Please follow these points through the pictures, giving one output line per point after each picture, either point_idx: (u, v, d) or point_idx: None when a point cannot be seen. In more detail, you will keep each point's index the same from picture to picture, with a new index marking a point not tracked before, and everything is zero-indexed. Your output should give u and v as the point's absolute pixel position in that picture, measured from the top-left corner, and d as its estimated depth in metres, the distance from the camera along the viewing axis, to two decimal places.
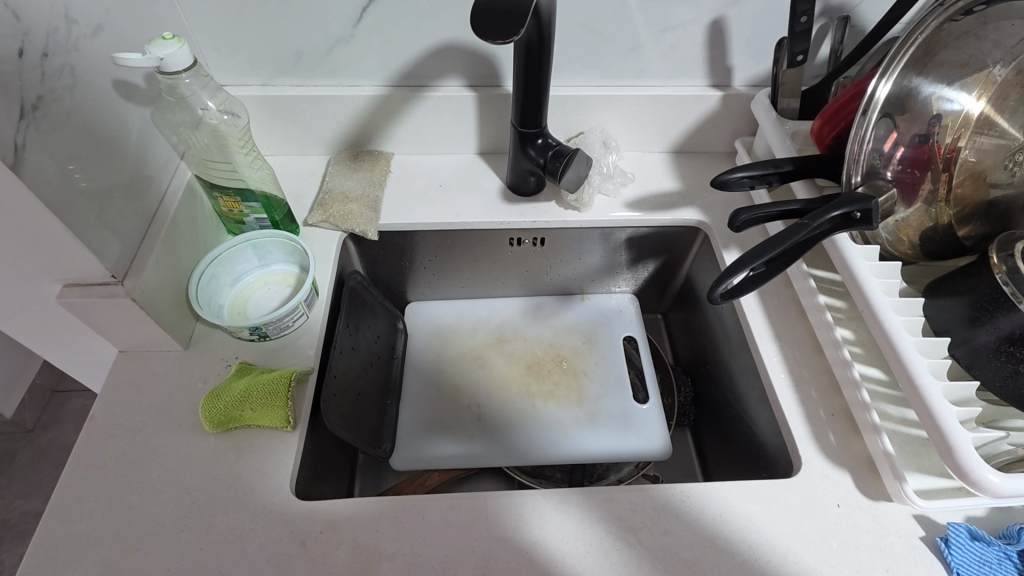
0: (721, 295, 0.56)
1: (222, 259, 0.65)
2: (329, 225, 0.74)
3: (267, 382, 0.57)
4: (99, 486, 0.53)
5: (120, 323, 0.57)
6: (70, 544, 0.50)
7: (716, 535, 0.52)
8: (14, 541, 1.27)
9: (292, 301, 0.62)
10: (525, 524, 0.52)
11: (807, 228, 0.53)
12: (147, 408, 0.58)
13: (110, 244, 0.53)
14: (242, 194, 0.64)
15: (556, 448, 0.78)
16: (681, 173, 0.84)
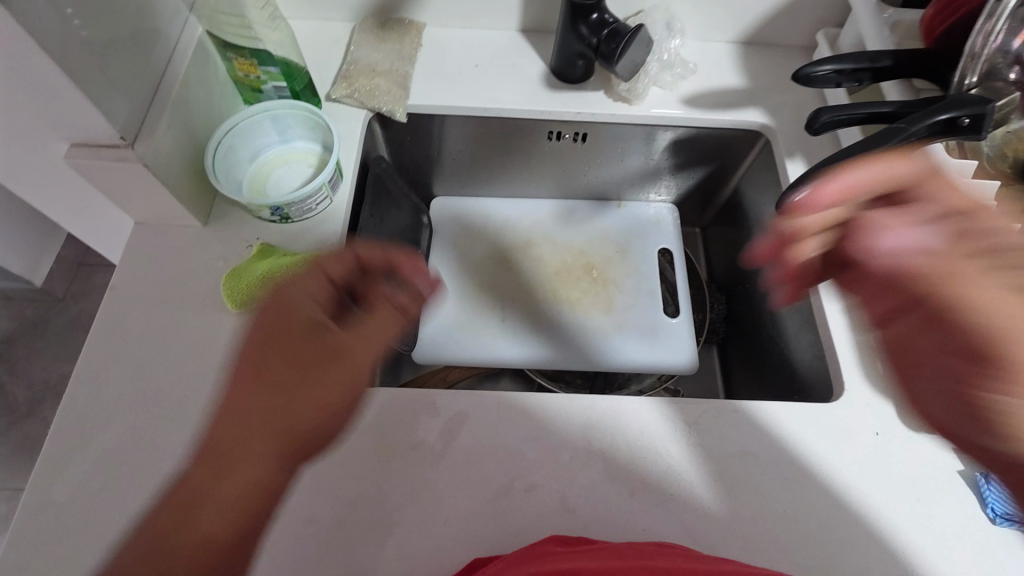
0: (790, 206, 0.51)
1: (240, 131, 0.60)
2: (355, 101, 0.67)
3: (291, 264, 0.54)
4: (124, 356, 0.53)
5: (133, 190, 0.53)
6: (100, 409, 0.50)
7: (745, 453, 0.51)
8: (54, 401, 1.35)
9: (317, 181, 0.57)
10: (553, 427, 0.51)
11: (907, 134, 0.46)
12: (168, 283, 0.56)
13: (117, 102, 0.48)
14: (258, 56, 0.57)
15: (579, 355, 0.77)
16: (749, 67, 0.74)
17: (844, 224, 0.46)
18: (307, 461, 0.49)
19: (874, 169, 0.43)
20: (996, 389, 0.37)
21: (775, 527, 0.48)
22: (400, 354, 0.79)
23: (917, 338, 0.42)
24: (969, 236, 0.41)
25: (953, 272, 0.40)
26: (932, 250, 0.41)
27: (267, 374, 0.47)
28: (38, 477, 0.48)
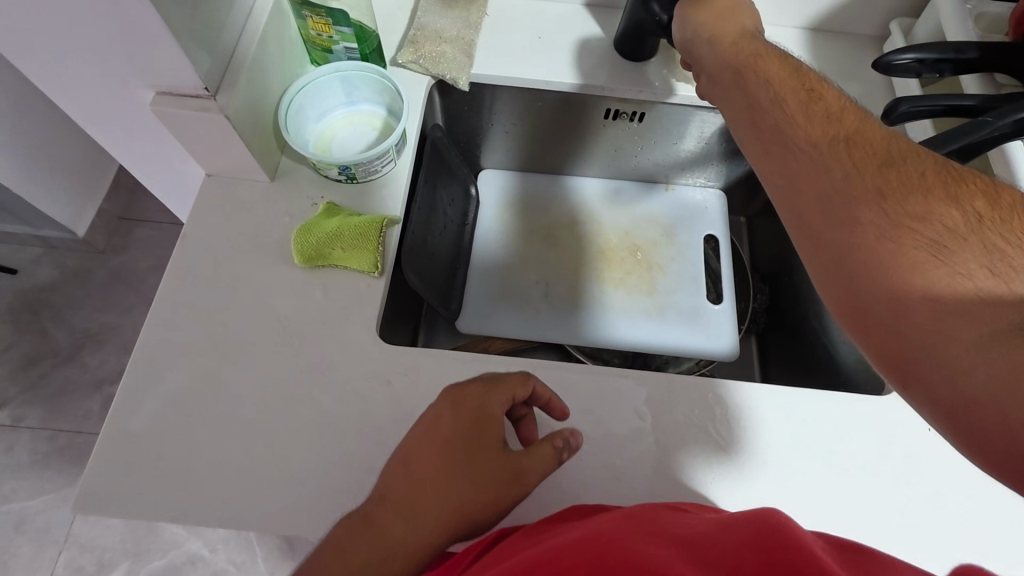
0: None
1: (311, 91, 0.61)
2: (419, 67, 0.68)
3: (358, 224, 0.55)
4: (194, 302, 0.55)
5: (209, 141, 0.55)
6: (171, 350, 0.52)
7: (792, 439, 0.53)
8: (94, 348, 1.39)
9: (385, 144, 0.58)
10: (604, 400, 0.54)
11: (992, 128, 0.46)
12: (236, 235, 0.58)
13: (203, 52, 0.49)
14: (333, 16, 0.58)
15: (620, 335, 0.77)
16: (817, 54, 0.73)
17: (724, 77, 0.48)
18: (366, 414, 0.51)
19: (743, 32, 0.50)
20: (917, 212, 0.35)
21: (814, 510, 0.50)
22: (443, 322, 0.80)
23: (797, 188, 0.40)
24: (848, 107, 0.42)
25: (800, 126, 0.41)
26: (780, 97, 0.43)
27: (435, 479, 0.41)
28: (114, 410, 0.50)
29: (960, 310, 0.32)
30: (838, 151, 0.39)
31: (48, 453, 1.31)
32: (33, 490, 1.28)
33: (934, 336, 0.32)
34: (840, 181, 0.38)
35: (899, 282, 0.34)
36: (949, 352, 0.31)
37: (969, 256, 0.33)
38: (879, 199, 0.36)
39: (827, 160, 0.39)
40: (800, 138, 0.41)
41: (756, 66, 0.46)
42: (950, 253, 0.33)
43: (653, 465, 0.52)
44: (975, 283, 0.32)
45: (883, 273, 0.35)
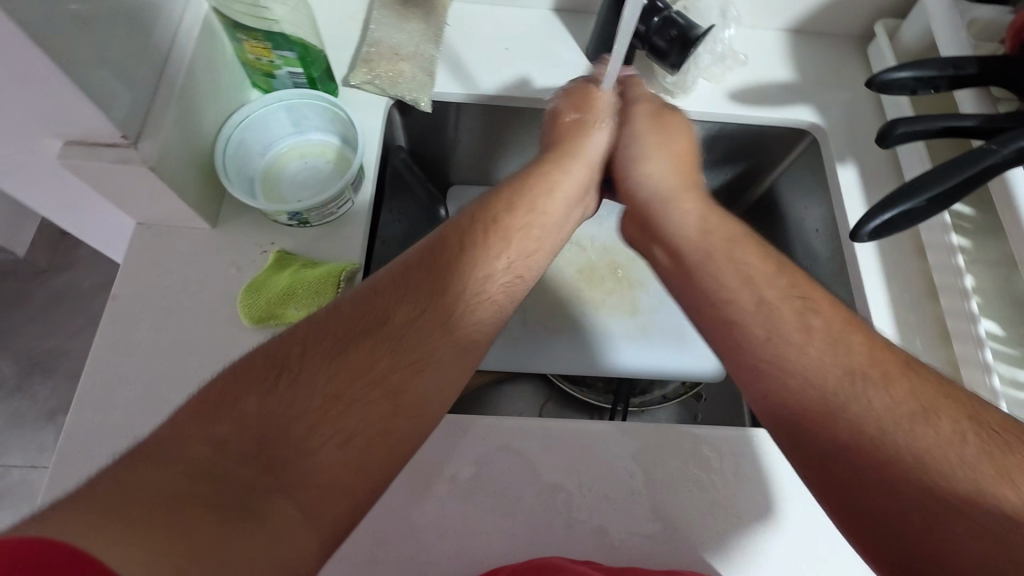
0: (865, 233, 0.51)
1: (252, 124, 0.54)
2: (376, 88, 0.61)
3: (314, 280, 0.50)
4: (133, 373, 0.48)
5: (136, 191, 0.48)
6: (108, 434, 0.46)
7: (791, 485, 0.50)
8: (43, 376, 1.21)
9: (340, 184, 0.52)
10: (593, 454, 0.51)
11: (978, 167, 0.46)
12: (177, 293, 0.51)
13: (116, 95, 0.42)
14: (272, 39, 0.51)
15: (602, 361, 0.74)
16: (799, 58, 0.69)
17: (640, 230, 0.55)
18: None
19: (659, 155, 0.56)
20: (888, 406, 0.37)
21: (814, 560, 0.48)
22: None
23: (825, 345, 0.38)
24: (851, 327, 0.41)
25: (707, 250, 0.48)
26: (780, 313, 0.42)
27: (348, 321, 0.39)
28: None
29: (923, 470, 0.34)
30: (794, 327, 0.41)
31: (0, 492, 1.13)
32: None
33: (885, 497, 0.34)
34: (820, 392, 0.38)
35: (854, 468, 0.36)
36: (900, 505, 0.34)
37: (936, 438, 0.35)
38: (883, 452, 0.35)
39: (719, 268, 0.46)
40: (722, 275, 0.46)
41: (669, 233, 0.51)
42: (898, 400, 0.37)
43: (651, 523, 0.49)
44: (943, 472, 0.34)
45: (847, 446, 0.36)
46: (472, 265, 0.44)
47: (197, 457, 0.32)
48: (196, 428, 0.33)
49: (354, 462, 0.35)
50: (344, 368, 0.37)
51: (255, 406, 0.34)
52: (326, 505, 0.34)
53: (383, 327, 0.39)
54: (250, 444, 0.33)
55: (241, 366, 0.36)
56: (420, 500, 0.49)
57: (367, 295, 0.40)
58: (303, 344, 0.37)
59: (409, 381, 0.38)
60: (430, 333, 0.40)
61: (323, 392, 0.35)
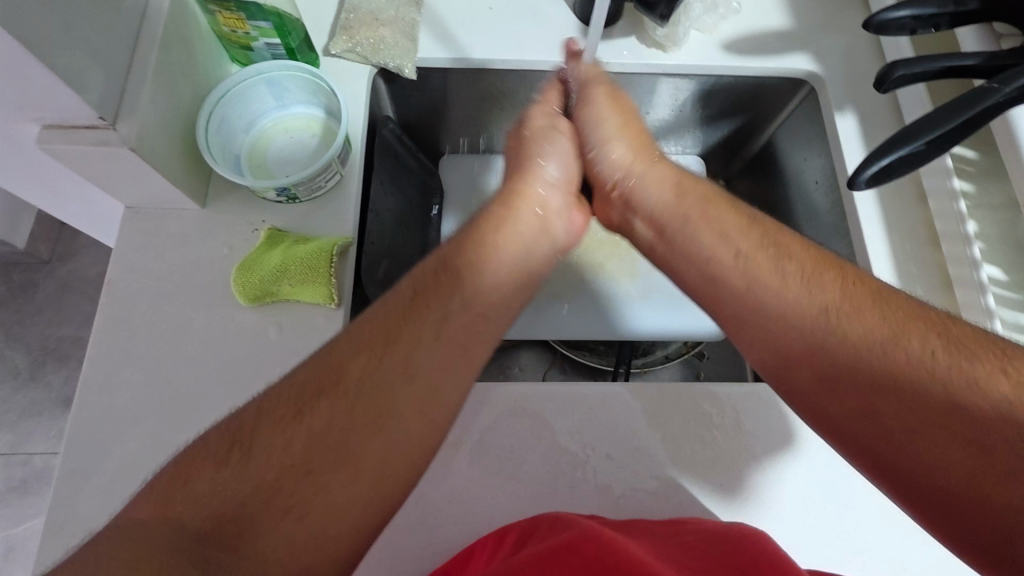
0: (864, 179, 0.50)
1: (233, 99, 0.53)
2: (357, 56, 0.60)
3: (306, 256, 0.50)
4: (133, 357, 0.49)
5: (120, 175, 0.47)
6: (115, 417, 0.47)
7: (792, 438, 0.51)
8: (56, 365, 1.23)
9: (325, 157, 0.51)
10: (595, 417, 0.51)
11: (976, 109, 0.45)
12: (172, 276, 0.51)
13: (89, 75, 0.41)
14: (245, 10, 0.50)
15: (603, 325, 0.73)
16: (796, 3, 0.66)
17: (617, 203, 0.53)
18: None
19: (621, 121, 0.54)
20: (868, 332, 0.37)
21: (818, 509, 0.49)
22: None
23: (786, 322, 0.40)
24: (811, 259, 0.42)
25: (683, 212, 0.48)
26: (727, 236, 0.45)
27: (322, 382, 0.38)
28: (58, 491, 0.45)
29: (907, 385, 0.35)
30: (764, 271, 0.42)
31: (26, 479, 1.16)
32: (16, 517, 1.14)
33: (889, 428, 0.35)
34: (802, 333, 0.39)
35: (853, 399, 0.37)
36: (910, 431, 0.35)
37: (921, 352, 0.35)
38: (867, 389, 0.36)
39: (696, 229, 0.46)
40: (697, 230, 0.46)
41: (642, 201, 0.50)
42: (856, 322, 0.38)
43: (654, 480, 0.50)
44: (915, 362, 0.35)
45: (841, 369, 0.37)
46: (460, 273, 0.44)
47: (153, 553, 0.32)
48: (164, 508, 0.34)
49: (314, 528, 0.35)
50: (301, 431, 0.37)
51: (213, 477, 0.35)
52: (291, 568, 0.34)
53: (338, 389, 0.38)
54: (206, 532, 0.33)
55: (193, 445, 0.37)
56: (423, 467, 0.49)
57: (319, 359, 0.40)
58: (259, 416, 0.37)
59: (363, 444, 0.37)
60: (391, 383, 0.39)
61: (279, 465, 0.36)
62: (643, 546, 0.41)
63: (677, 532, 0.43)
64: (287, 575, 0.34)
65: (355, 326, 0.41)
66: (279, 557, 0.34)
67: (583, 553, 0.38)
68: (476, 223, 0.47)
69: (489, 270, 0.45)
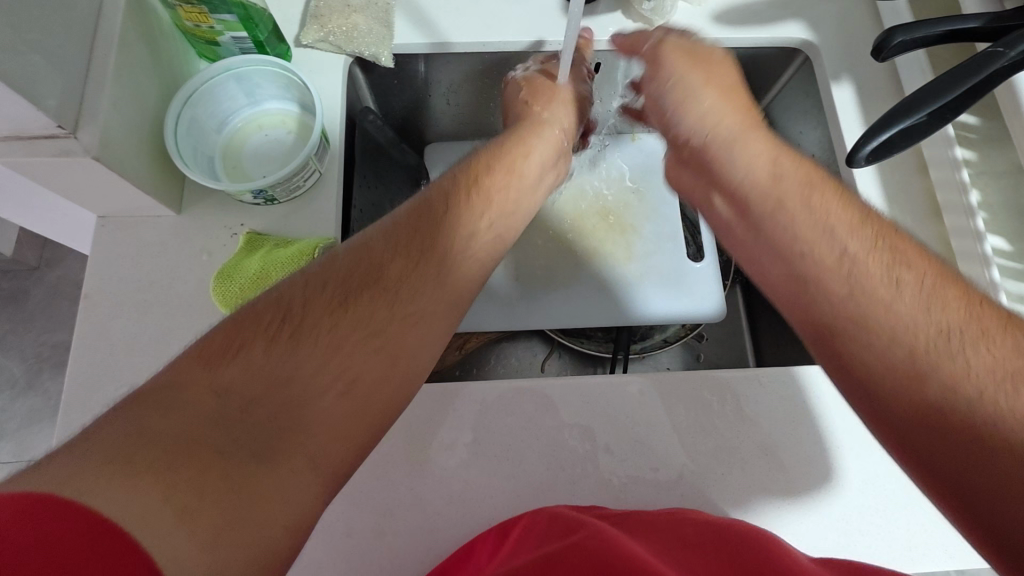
0: (861, 156, 0.48)
1: (201, 99, 0.51)
2: (331, 45, 0.57)
3: (288, 260, 0.48)
4: (116, 372, 0.47)
5: (86, 184, 0.45)
6: None
7: (795, 422, 0.50)
8: (53, 372, 1.22)
9: (302, 155, 0.49)
10: (593, 410, 0.50)
11: (979, 77, 0.43)
12: (150, 286, 0.50)
13: (43, 81, 0.39)
14: (207, 3, 0.47)
15: (600, 311, 0.70)
16: None
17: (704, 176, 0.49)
18: None
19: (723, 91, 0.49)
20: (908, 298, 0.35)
21: (822, 493, 0.48)
22: None
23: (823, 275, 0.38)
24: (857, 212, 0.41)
25: (777, 195, 0.43)
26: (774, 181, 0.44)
27: (371, 267, 0.38)
28: None
29: (937, 371, 0.32)
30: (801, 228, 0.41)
31: None
32: None
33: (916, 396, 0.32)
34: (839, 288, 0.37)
35: (880, 366, 0.34)
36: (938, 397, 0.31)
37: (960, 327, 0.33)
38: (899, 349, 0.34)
39: (792, 211, 0.42)
40: (791, 213, 0.42)
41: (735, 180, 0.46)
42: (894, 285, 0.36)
43: (655, 472, 0.49)
44: (933, 343, 0.33)
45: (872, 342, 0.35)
46: (477, 198, 0.45)
47: (197, 409, 0.29)
48: (206, 375, 0.30)
49: (354, 411, 0.34)
50: (352, 315, 0.35)
51: (263, 352, 0.32)
52: (330, 449, 0.32)
53: (381, 280, 0.37)
54: (252, 397, 0.31)
55: (237, 313, 0.34)
56: (421, 470, 0.48)
57: (363, 246, 0.39)
58: (307, 294, 0.35)
59: (402, 332, 0.37)
60: (429, 282, 0.39)
61: (328, 343, 0.34)
62: (644, 541, 0.40)
63: (675, 525, 0.42)
64: (321, 458, 0.32)
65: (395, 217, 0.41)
66: (322, 439, 0.32)
67: (585, 548, 0.37)
68: (492, 151, 0.50)
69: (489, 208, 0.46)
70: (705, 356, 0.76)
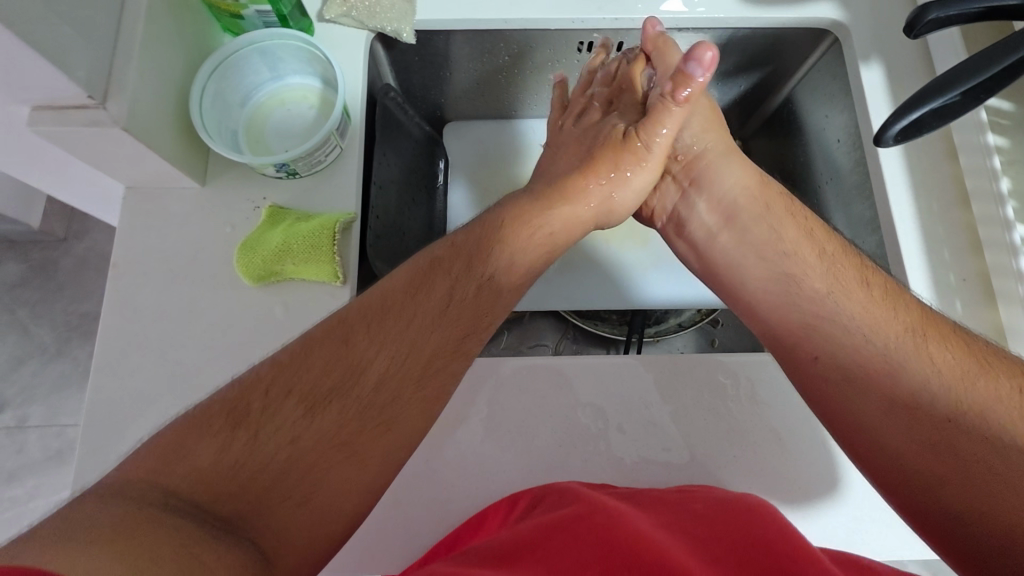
0: (890, 136, 0.47)
1: (225, 72, 0.51)
2: (353, 20, 0.57)
3: (309, 233, 0.49)
4: (143, 339, 0.49)
5: (116, 155, 0.46)
6: (129, 398, 0.48)
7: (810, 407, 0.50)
8: (80, 340, 1.25)
9: (323, 130, 0.50)
10: (607, 389, 0.51)
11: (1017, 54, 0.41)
12: (175, 256, 0.51)
13: (73, 52, 0.39)
14: None
15: (613, 291, 0.73)
16: None
17: (684, 183, 0.56)
18: None
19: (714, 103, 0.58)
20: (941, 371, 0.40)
21: (833, 479, 0.48)
22: None
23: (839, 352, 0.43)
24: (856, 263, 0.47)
25: (763, 200, 0.52)
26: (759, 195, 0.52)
27: (345, 358, 0.41)
28: (81, 470, 0.46)
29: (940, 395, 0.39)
30: (820, 277, 0.47)
31: (60, 450, 1.20)
32: (54, 486, 1.18)
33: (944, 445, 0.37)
34: (884, 347, 0.42)
35: (888, 415, 0.40)
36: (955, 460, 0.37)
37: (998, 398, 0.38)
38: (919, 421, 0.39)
39: (734, 247, 0.52)
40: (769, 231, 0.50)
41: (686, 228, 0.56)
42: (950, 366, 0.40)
43: (667, 451, 0.49)
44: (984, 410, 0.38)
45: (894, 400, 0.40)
46: (474, 265, 0.47)
47: (154, 502, 0.32)
48: (162, 471, 0.34)
49: (317, 517, 0.36)
50: (316, 419, 0.38)
51: (214, 452, 0.35)
52: (294, 547, 0.35)
53: (350, 386, 0.40)
54: (209, 495, 0.34)
55: (195, 412, 0.37)
56: (433, 444, 0.49)
57: (340, 333, 0.42)
58: (268, 397, 0.38)
59: (372, 442, 0.39)
60: (403, 391, 0.41)
61: (290, 451, 0.37)
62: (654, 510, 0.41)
63: (689, 499, 0.42)
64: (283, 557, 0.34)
65: (378, 294, 0.45)
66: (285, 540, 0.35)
67: (593, 522, 0.38)
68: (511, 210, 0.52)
69: (504, 260, 0.48)
70: (721, 345, 0.74)
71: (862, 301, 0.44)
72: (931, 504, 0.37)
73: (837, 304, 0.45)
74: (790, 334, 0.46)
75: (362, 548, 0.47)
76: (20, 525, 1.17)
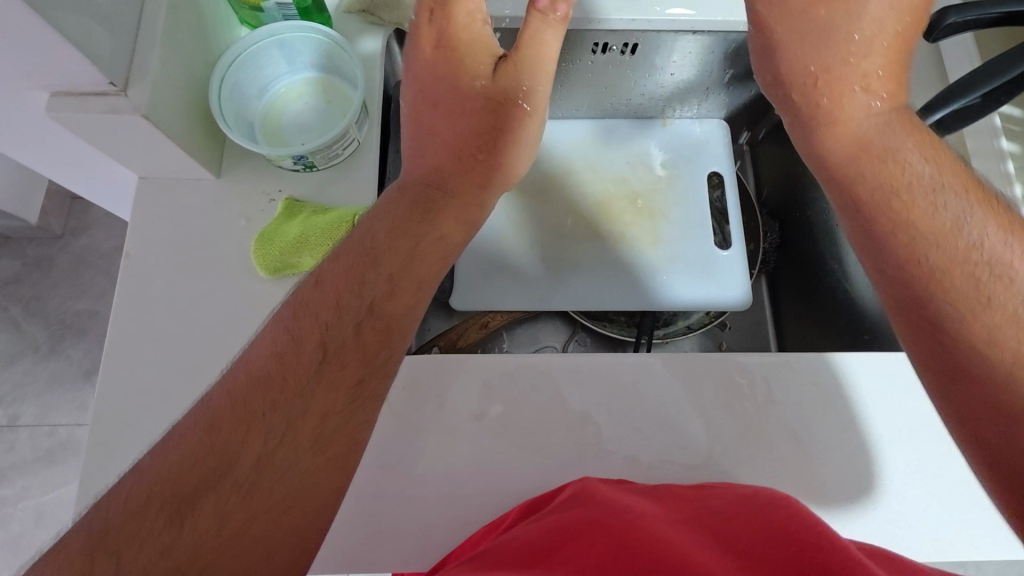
0: None
1: (244, 64, 0.51)
2: (372, 16, 0.58)
3: (327, 226, 0.49)
4: (155, 330, 0.48)
5: (134, 143, 0.46)
6: (139, 390, 0.47)
7: (826, 409, 0.50)
8: (74, 338, 1.24)
9: (342, 123, 0.49)
10: (623, 388, 0.51)
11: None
12: (190, 248, 0.50)
13: (97, 37, 0.39)
14: None
15: (625, 294, 0.70)
16: None
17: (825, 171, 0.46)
18: None
19: (892, 58, 0.43)
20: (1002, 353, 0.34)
21: (849, 481, 0.48)
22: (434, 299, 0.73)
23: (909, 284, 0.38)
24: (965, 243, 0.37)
25: (866, 147, 0.42)
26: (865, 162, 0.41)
27: (222, 435, 0.36)
28: (89, 463, 0.45)
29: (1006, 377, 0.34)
30: (919, 214, 0.38)
31: (52, 449, 1.18)
32: (45, 485, 1.17)
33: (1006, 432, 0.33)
34: (967, 313, 0.36)
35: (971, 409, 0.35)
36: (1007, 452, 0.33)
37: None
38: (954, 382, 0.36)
39: (864, 172, 0.41)
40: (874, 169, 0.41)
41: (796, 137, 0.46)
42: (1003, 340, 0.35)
43: (683, 452, 0.49)
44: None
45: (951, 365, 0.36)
46: (364, 283, 0.41)
47: None
48: None
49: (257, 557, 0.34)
50: (218, 500, 0.34)
51: (112, 572, 0.32)
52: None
53: (240, 458, 0.36)
54: None
55: (57, 549, 0.32)
56: (447, 441, 0.49)
57: (209, 414, 0.36)
58: (241, 426, 0.36)
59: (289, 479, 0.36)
60: (306, 426, 0.37)
61: (209, 527, 0.34)
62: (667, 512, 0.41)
63: (706, 496, 0.43)
64: None
65: (246, 358, 0.39)
66: None
67: (617, 519, 0.38)
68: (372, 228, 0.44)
69: (392, 284, 0.42)
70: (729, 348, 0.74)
71: (988, 221, 0.37)
72: (1014, 469, 0.33)
73: (951, 211, 0.38)
74: (896, 272, 0.39)
75: (375, 546, 0.47)
76: (9, 526, 1.15)
